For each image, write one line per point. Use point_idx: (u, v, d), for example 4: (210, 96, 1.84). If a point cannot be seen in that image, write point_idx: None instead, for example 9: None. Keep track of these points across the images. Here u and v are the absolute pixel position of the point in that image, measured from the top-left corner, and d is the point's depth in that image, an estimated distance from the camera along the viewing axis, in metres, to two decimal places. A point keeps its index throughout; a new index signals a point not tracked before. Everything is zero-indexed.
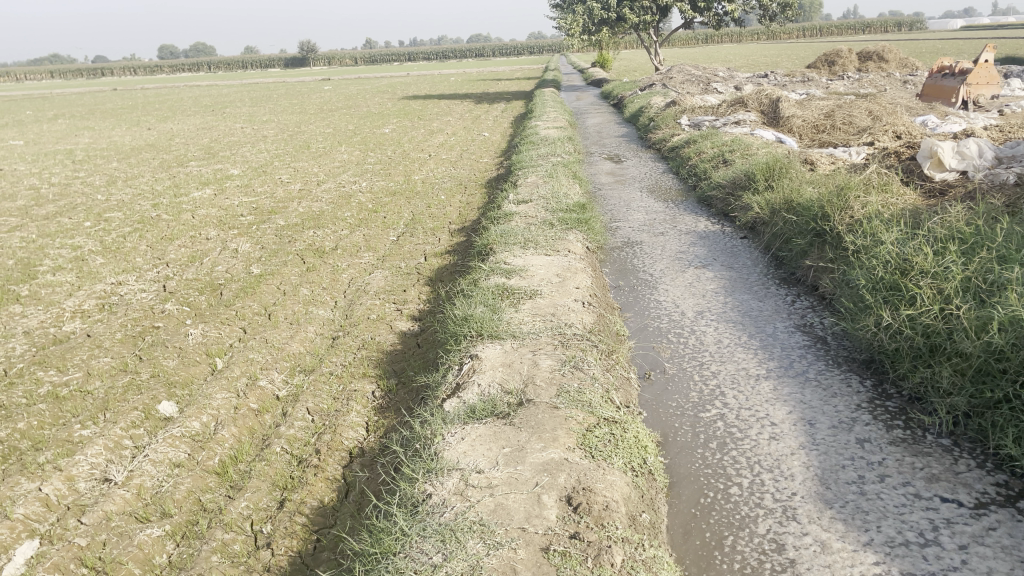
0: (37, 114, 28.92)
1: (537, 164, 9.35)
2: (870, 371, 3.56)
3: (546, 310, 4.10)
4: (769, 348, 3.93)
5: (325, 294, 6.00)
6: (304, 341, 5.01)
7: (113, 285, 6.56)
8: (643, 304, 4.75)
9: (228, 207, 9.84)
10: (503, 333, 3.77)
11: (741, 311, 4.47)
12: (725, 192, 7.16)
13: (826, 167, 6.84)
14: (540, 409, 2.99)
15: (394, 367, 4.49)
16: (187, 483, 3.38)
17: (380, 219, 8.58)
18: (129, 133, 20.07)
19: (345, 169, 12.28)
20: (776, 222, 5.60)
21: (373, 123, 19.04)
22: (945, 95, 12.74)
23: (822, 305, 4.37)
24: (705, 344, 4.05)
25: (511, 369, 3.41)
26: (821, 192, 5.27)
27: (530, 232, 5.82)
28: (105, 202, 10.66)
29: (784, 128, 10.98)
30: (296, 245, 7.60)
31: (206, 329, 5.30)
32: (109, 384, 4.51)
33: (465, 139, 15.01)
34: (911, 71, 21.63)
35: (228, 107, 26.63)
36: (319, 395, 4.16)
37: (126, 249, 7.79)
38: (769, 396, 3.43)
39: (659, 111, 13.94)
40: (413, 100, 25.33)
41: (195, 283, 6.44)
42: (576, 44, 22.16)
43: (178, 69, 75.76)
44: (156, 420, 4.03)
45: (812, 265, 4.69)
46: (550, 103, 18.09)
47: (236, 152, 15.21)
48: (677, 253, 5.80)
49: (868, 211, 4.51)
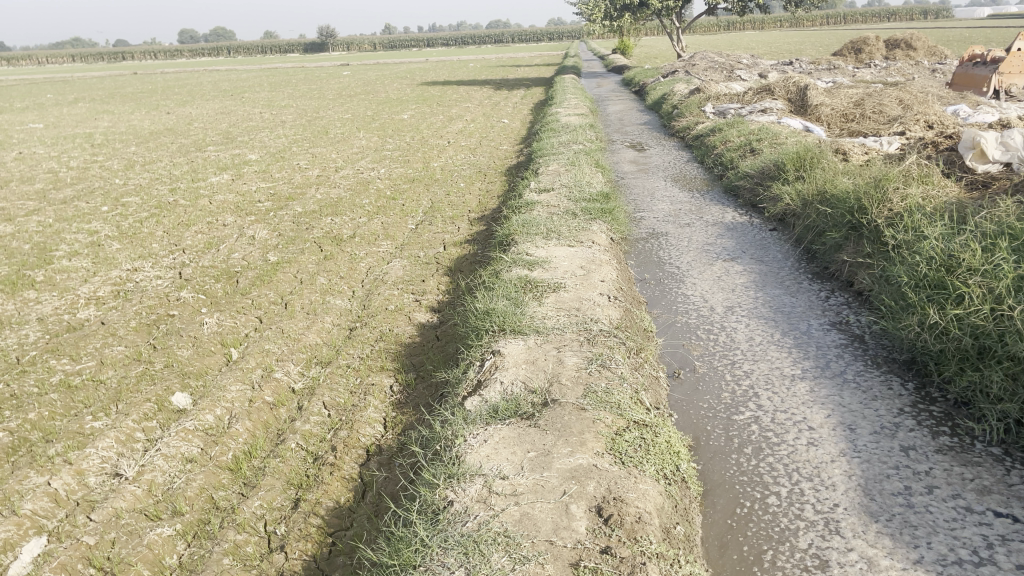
0: (57, 97, 29.07)
1: (558, 152, 9.19)
2: (912, 373, 3.39)
3: (571, 304, 3.95)
4: (803, 347, 3.77)
5: (343, 284, 5.89)
6: (321, 332, 4.90)
7: (129, 271, 6.48)
8: (670, 298, 4.59)
9: (246, 192, 9.75)
10: (526, 328, 3.63)
11: (773, 307, 4.31)
12: (753, 182, 6.97)
13: (858, 158, 6.63)
14: (567, 410, 2.84)
15: (413, 361, 4.37)
16: (200, 479, 3.27)
17: (399, 207, 8.46)
18: (148, 117, 20.06)
19: (363, 155, 12.17)
20: (808, 214, 5.41)
21: (392, 108, 18.92)
22: (976, 84, 12.44)
23: (858, 303, 4.19)
24: (736, 341, 3.89)
25: (535, 367, 3.27)
26: (856, 183, 5.08)
27: (552, 222, 5.67)
28: (122, 186, 10.61)
29: (811, 116, 10.74)
30: (313, 232, 7.49)
31: (221, 318, 5.20)
32: (123, 373, 4.42)
33: (484, 126, 14.84)
34: (940, 60, 21.19)
35: (248, 92, 26.62)
36: (336, 388, 4.04)
37: (143, 235, 7.72)
38: (806, 398, 3.27)
39: (683, 98, 13.70)
40: (432, 85, 25.18)
41: (211, 270, 6.34)
42: (598, 30, 21.89)
43: (198, 53, 75.88)
44: (168, 412, 3.93)
45: (847, 259, 4.51)
46: (571, 89, 17.89)
47: (255, 137, 15.13)
48: (704, 245, 5.63)
49: (908, 204, 4.31)
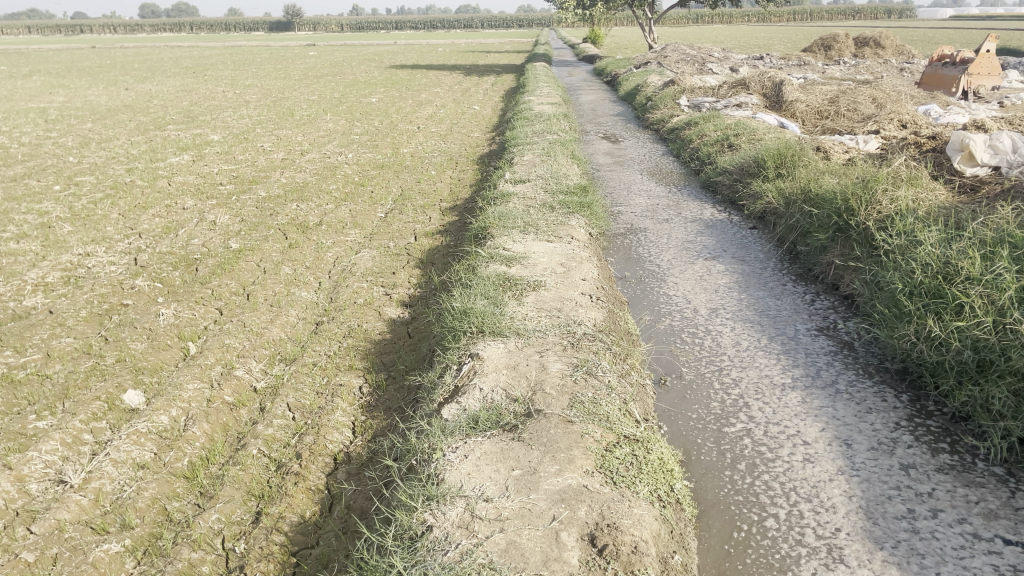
0: (10, 69, 28.11)
1: (532, 141, 8.99)
2: (905, 385, 3.26)
3: (552, 305, 3.76)
4: (792, 354, 3.62)
5: (309, 274, 5.63)
6: (285, 326, 4.65)
7: (81, 255, 6.14)
8: (652, 299, 4.42)
9: (208, 175, 9.39)
10: (506, 330, 3.44)
11: (758, 309, 4.17)
12: (732, 178, 6.83)
13: (839, 156, 6.53)
14: (553, 423, 2.66)
15: (383, 360, 4.15)
16: (152, 488, 3.03)
17: (368, 194, 8.19)
18: (105, 92, 19.40)
19: (330, 139, 11.83)
20: (791, 213, 5.28)
21: (359, 91, 18.52)
22: (944, 84, 12.46)
23: (844, 307, 4.08)
24: (722, 346, 3.74)
25: (517, 373, 3.08)
26: (843, 184, 4.95)
27: (529, 215, 5.49)
28: (76, 165, 10.18)
29: (786, 112, 10.66)
30: (277, 218, 7.21)
31: (179, 309, 4.92)
32: (72, 368, 4.13)
33: (454, 112, 14.56)
34: (907, 59, 21.33)
35: (210, 70, 25.95)
36: (301, 389, 3.80)
37: (97, 217, 7.36)
38: (799, 410, 3.12)
39: (656, 90, 13.57)
40: (401, 69, 24.75)
41: (169, 257, 6.04)
42: (569, 18, 21.66)
43: (161, 28, 74.16)
44: (119, 412, 3.67)
45: (834, 262, 4.38)
46: (542, 78, 17.68)
47: (217, 117, 14.67)
48: (684, 243, 5.48)
49: (899, 206, 4.19)
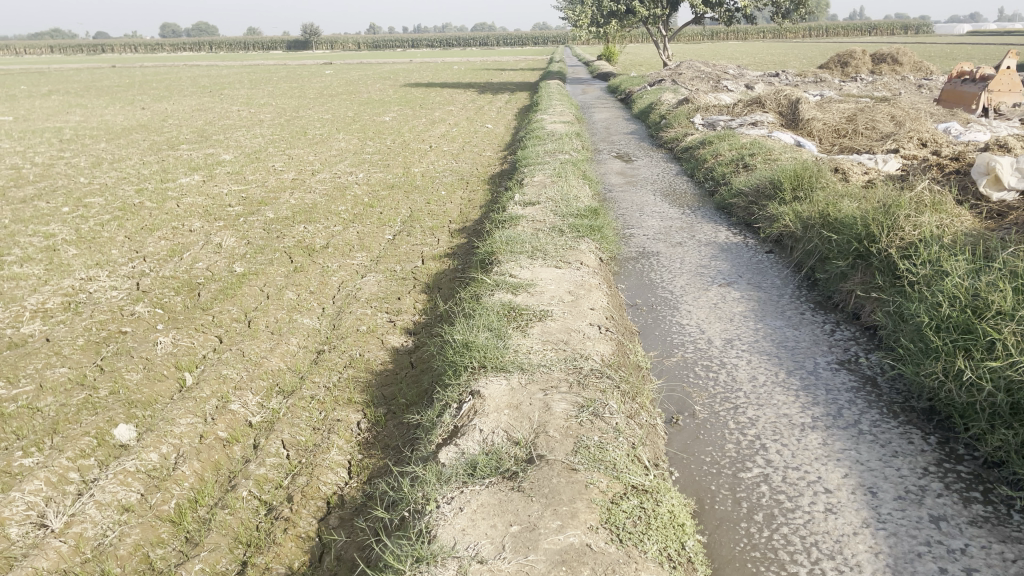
0: (30, 88, 28.48)
1: (544, 161, 8.86)
2: (933, 426, 3.07)
3: (558, 337, 3.60)
4: (812, 390, 3.44)
5: (312, 300, 5.50)
6: (285, 355, 4.51)
7: (83, 280, 6.05)
8: (664, 329, 4.25)
9: (217, 195, 9.32)
10: (509, 365, 3.27)
11: (775, 340, 3.98)
12: (748, 200, 6.65)
13: (858, 178, 6.34)
14: (555, 470, 2.49)
15: (384, 392, 4.00)
16: (135, 534, 2.89)
17: (376, 215, 8.08)
18: (122, 112, 19.51)
19: (342, 158, 11.75)
20: (809, 238, 5.10)
21: (372, 110, 18.51)
22: (965, 101, 12.25)
23: (867, 339, 3.89)
24: (738, 381, 3.56)
25: (520, 413, 2.91)
26: (863, 208, 4.77)
27: (538, 239, 5.33)
28: (87, 186, 10.14)
29: (803, 131, 10.48)
30: (284, 241, 7.10)
31: (178, 337, 4.79)
32: (63, 400, 4.00)
33: (467, 130, 14.48)
34: (925, 76, 21.07)
35: (227, 89, 26.17)
36: (297, 424, 3.65)
37: (103, 240, 7.29)
38: (819, 453, 2.94)
39: (670, 108, 13.42)
40: (415, 87, 24.78)
41: (172, 282, 5.93)
42: (584, 35, 21.60)
43: (180, 47, 75.11)
44: (109, 449, 3.54)
45: (855, 291, 4.20)
46: (555, 95, 17.58)
47: (230, 136, 14.67)
48: (698, 267, 5.31)
49: (923, 233, 4.01)
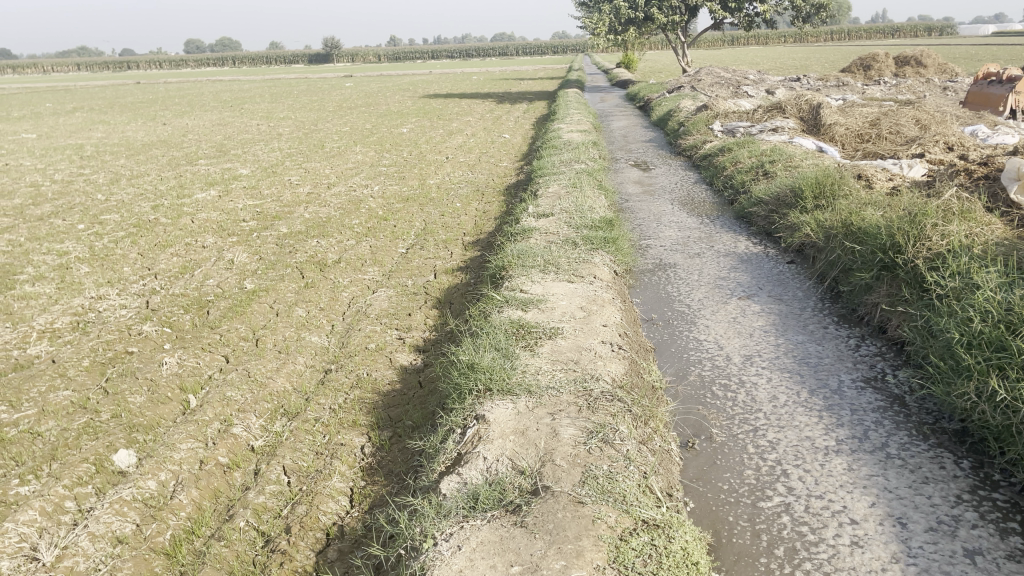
0: (55, 105, 28.84)
1: (559, 171, 8.72)
2: (966, 450, 2.90)
3: (568, 356, 3.46)
4: (836, 410, 3.27)
5: (322, 317, 5.40)
6: (291, 376, 4.41)
7: (93, 299, 6.00)
8: (680, 345, 4.09)
9: (232, 210, 9.28)
10: (516, 388, 3.13)
11: (797, 357, 3.81)
12: (768, 209, 6.46)
13: (882, 184, 6.14)
14: (561, 503, 2.34)
15: (390, 414, 3.87)
16: (128, 569, 2.79)
17: (390, 229, 7.98)
18: (143, 128, 19.65)
19: (358, 171, 11.69)
20: (831, 248, 4.92)
21: (390, 122, 18.48)
22: (991, 103, 11.95)
23: (894, 355, 3.71)
24: (757, 401, 3.39)
25: (525, 439, 2.77)
26: (887, 216, 4.58)
27: (550, 253, 5.20)
28: (104, 202, 10.15)
29: (825, 136, 10.26)
30: (296, 256, 7.02)
31: (183, 357, 4.70)
32: (64, 425, 3.91)
33: (484, 141, 14.39)
34: (950, 78, 20.68)
35: (247, 103, 26.30)
36: (299, 449, 3.54)
37: (116, 257, 7.25)
38: (844, 480, 2.77)
39: (689, 115, 13.24)
40: (434, 98, 24.78)
41: (181, 300, 5.87)
42: (601, 43, 21.46)
43: (203, 62, 76.02)
44: (107, 476, 3.44)
45: (880, 303, 4.02)
46: (573, 104, 17.44)
47: (248, 150, 14.70)
48: (716, 279, 5.14)
49: (952, 243, 3.82)
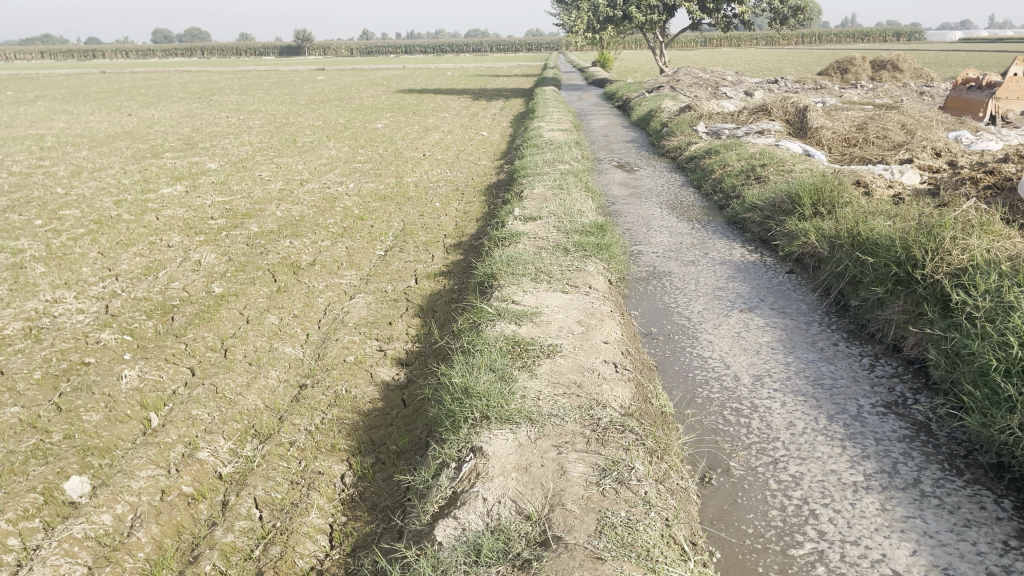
0: (17, 94, 28.03)
1: (543, 172, 8.44)
2: (1006, 487, 2.66)
3: (570, 379, 3.18)
4: (859, 439, 3.02)
5: (296, 325, 5.07)
6: (263, 392, 4.07)
7: (48, 302, 5.60)
8: (684, 363, 3.82)
9: (200, 207, 8.87)
10: (517, 416, 2.85)
11: (810, 377, 3.56)
12: (763, 215, 6.23)
13: (882, 192, 5.94)
14: (577, 560, 2.06)
15: (372, 437, 3.56)
16: None
17: (367, 229, 7.65)
18: (107, 119, 19.03)
19: (332, 168, 11.31)
20: (836, 259, 4.69)
21: (364, 117, 18.06)
22: (971, 109, 11.83)
23: (912, 377, 3.48)
24: (773, 428, 3.13)
25: (530, 477, 2.48)
26: (900, 227, 4.36)
27: (541, 259, 4.91)
28: (64, 197, 9.68)
29: (811, 140, 10.08)
30: (268, 257, 6.66)
31: (145, 369, 4.35)
32: (11, 448, 3.55)
33: (462, 138, 14.06)
34: (926, 83, 20.71)
35: (215, 95, 25.63)
36: (273, 477, 3.21)
37: (74, 256, 6.83)
38: (878, 522, 2.52)
39: (671, 116, 13.01)
40: (409, 94, 24.36)
41: (145, 304, 5.50)
42: (579, 41, 21.18)
43: (172, 52, 74.66)
44: (56, 507, 3.09)
45: (895, 320, 3.80)
46: (551, 102, 17.15)
47: (217, 143, 14.22)
48: (714, 289, 4.89)
49: (977, 257, 3.59)
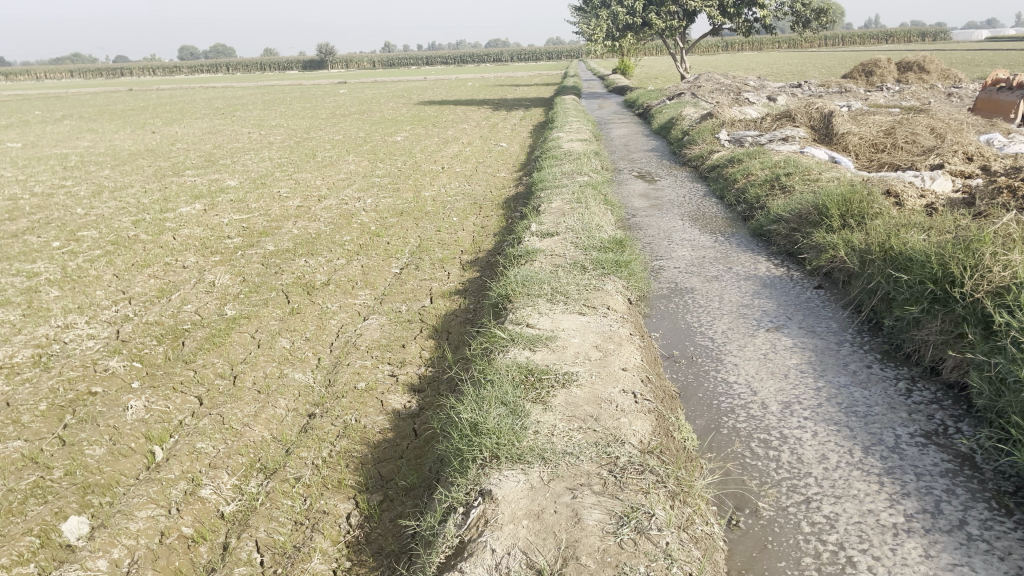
0: (45, 113, 28.42)
1: (561, 184, 8.29)
2: None
3: (586, 411, 3.01)
4: (898, 473, 2.81)
5: (307, 348, 4.94)
6: (271, 422, 3.93)
7: (60, 328, 5.52)
8: (708, 389, 3.64)
9: (216, 226, 8.81)
10: (529, 455, 2.68)
11: (842, 404, 3.36)
12: (789, 227, 6.02)
13: (914, 202, 5.71)
14: None
15: (381, 472, 3.42)
16: None
17: (383, 246, 7.53)
18: (130, 137, 19.17)
19: (350, 183, 11.23)
20: (868, 274, 4.48)
21: (384, 130, 18.02)
22: (1002, 110, 11.50)
23: (953, 404, 3.27)
24: (805, 462, 2.94)
25: (542, 526, 2.31)
26: (935, 242, 4.14)
27: (558, 279, 4.74)
28: (83, 217, 9.67)
29: (837, 146, 9.83)
30: (282, 278, 6.55)
31: (151, 400, 4.23)
32: (10, 486, 3.44)
33: (481, 150, 13.93)
34: (954, 84, 20.26)
35: (238, 110, 25.76)
36: (276, 518, 3.08)
37: (88, 279, 6.77)
38: (922, 570, 2.32)
39: (692, 124, 12.79)
40: (429, 105, 24.33)
41: (156, 329, 5.40)
42: (598, 49, 21.00)
43: (197, 69, 75.62)
44: (52, 550, 2.97)
45: (933, 340, 3.58)
46: (571, 111, 16.98)
47: (237, 160, 14.22)
48: (739, 307, 4.69)
49: (1019, 273, 3.37)
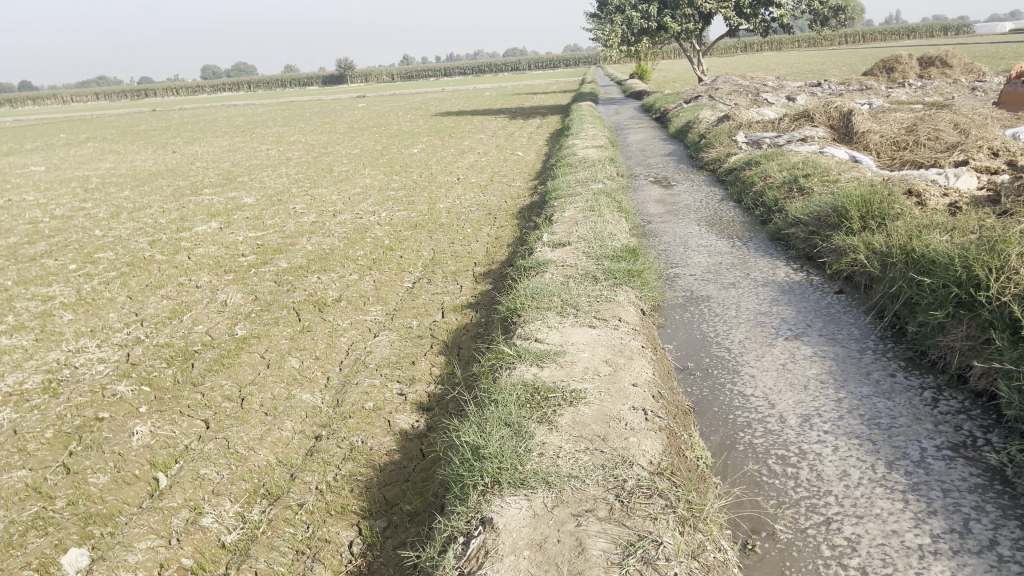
0: (70, 136, 28.78)
1: (575, 192, 8.18)
2: None
3: (594, 431, 2.89)
4: (924, 489, 2.67)
5: (316, 368, 4.86)
6: (276, 445, 3.85)
7: (71, 352, 5.50)
8: (724, 403, 3.50)
9: (231, 244, 8.79)
10: (533, 479, 2.58)
11: (865, 415, 3.21)
12: (808, 230, 5.85)
13: (937, 202, 5.53)
14: None
15: (385, 497, 3.33)
16: None
17: (396, 260, 7.45)
18: (151, 157, 19.30)
19: (365, 196, 11.20)
20: (890, 278, 4.32)
21: (401, 142, 18.01)
22: None
23: (982, 414, 3.11)
24: (825, 479, 2.80)
25: (544, 556, 2.20)
26: (959, 243, 3.97)
27: (569, 290, 4.63)
28: (101, 239, 9.71)
29: (858, 145, 9.62)
30: (293, 295, 6.50)
31: (158, 425, 4.16)
32: (12, 517, 3.39)
33: (497, 160, 13.85)
34: (978, 78, 19.84)
35: (257, 128, 25.92)
36: (277, 548, 3.01)
37: (102, 301, 6.77)
38: None
39: (709, 127, 12.62)
40: (447, 116, 24.31)
41: (166, 351, 5.36)
42: (614, 54, 20.86)
43: (219, 87, 76.49)
44: None
45: (959, 347, 3.42)
46: (587, 118, 16.85)
47: (255, 177, 14.26)
48: (757, 315, 4.54)
49: None
